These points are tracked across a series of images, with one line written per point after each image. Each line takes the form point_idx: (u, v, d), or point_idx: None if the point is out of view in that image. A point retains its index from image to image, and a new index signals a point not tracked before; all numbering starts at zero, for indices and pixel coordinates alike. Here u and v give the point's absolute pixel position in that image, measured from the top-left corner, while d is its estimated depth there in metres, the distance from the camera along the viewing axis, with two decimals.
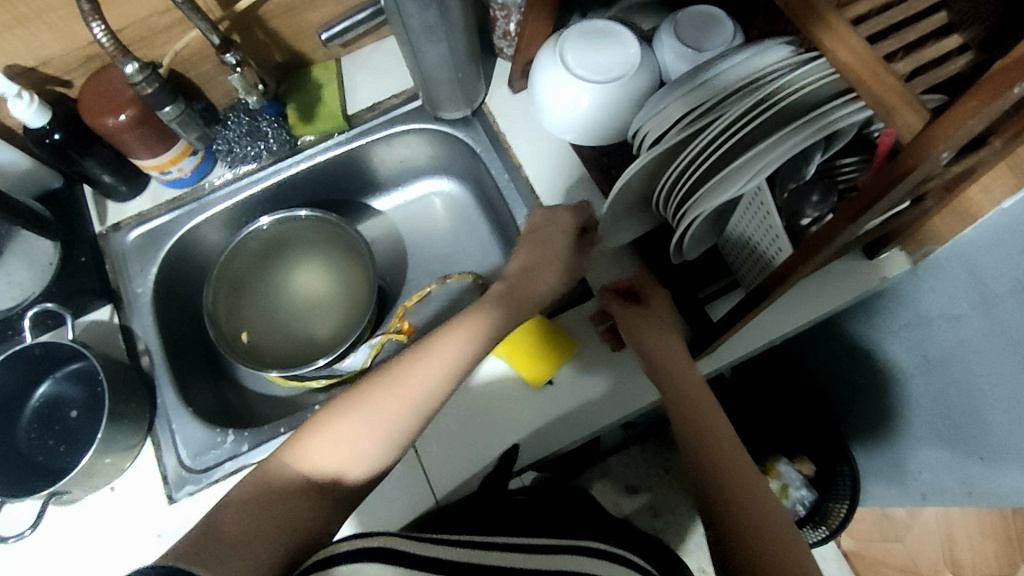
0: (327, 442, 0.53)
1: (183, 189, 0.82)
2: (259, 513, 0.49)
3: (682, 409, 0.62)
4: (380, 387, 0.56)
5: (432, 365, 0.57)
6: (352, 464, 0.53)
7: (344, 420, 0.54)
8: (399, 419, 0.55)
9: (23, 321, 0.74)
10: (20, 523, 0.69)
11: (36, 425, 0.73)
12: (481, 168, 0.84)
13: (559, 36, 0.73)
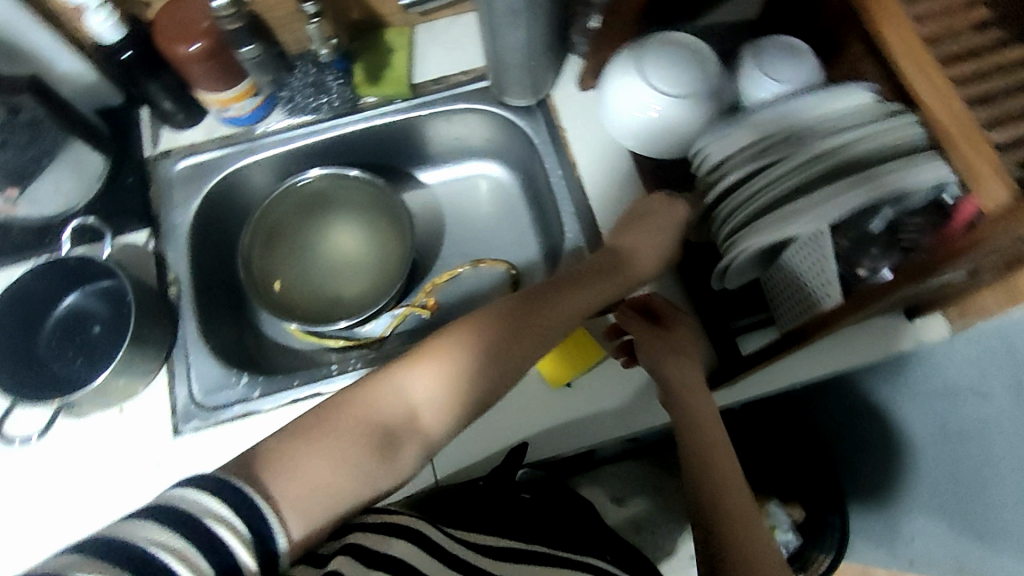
0: (414, 392, 0.53)
1: (239, 128, 0.81)
2: (306, 464, 0.48)
3: (695, 437, 0.62)
4: (475, 343, 0.55)
5: (533, 332, 0.58)
6: (433, 418, 0.53)
7: (422, 375, 0.53)
8: (439, 392, 0.53)
9: (62, 231, 0.75)
10: (29, 427, 0.70)
11: (57, 334, 0.74)
12: (536, 161, 0.83)
13: (638, 44, 0.72)
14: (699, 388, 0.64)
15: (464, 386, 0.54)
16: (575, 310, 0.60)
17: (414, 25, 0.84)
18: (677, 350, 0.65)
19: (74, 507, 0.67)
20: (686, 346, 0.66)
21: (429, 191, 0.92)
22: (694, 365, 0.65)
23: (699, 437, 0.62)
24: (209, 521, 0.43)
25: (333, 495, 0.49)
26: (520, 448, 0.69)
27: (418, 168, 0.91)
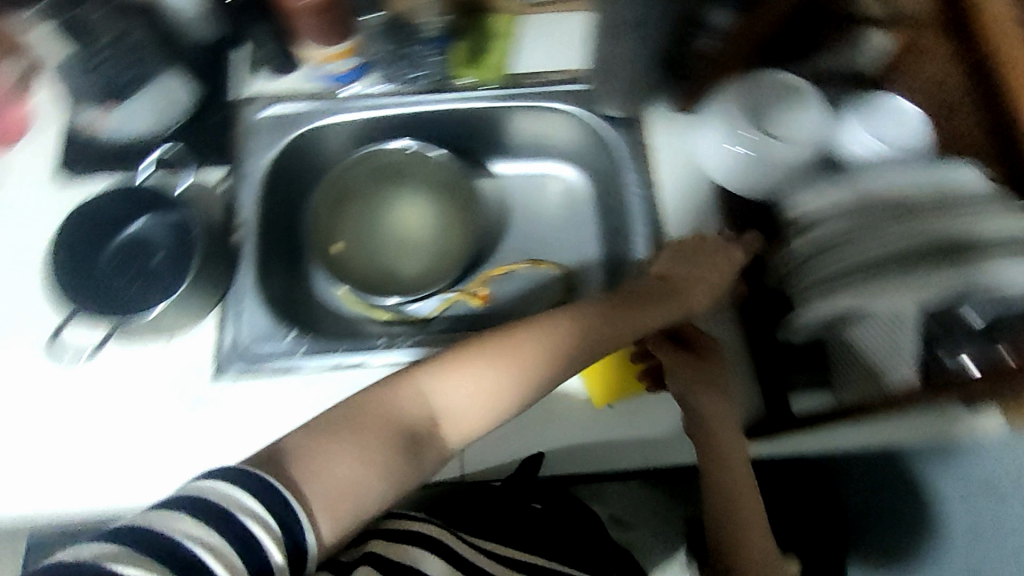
0: (440, 397, 0.55)
1: (328, 86, 0.82)
2: (330, 459, 0.49)
3: (721, 484, 0.64)
4: (503, 353, 0.57)
5: (561, 349, 0.59)
6: (458, 422, 0.55)
7: (448, 381, 0.56)
8: (477, 398, 0.56)
9: (145, 157, 0.76)
10: (79, 345, 0.71)
11: (119, 257, 0.73)
12: (615, 174, 0.82)
13: (732, 87, 0.73)
14: (731, 429, 0.63)
15: (505, 399, 0.56)
16: (601, 333, 0.61)
17: (519, 14, 0.85)
18: (708, 386, 0.64)
19: (107, 427, 0.68)
20: (718, 383, 0.64)
21: (501, 184, 0.90)
22: (728, 405, 0.64)
23: (722, 485, 0.64)
24: (231, 508, 0.44)
25: (361, 491, 0.50)
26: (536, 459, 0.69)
27: (495, 160, 0.90)
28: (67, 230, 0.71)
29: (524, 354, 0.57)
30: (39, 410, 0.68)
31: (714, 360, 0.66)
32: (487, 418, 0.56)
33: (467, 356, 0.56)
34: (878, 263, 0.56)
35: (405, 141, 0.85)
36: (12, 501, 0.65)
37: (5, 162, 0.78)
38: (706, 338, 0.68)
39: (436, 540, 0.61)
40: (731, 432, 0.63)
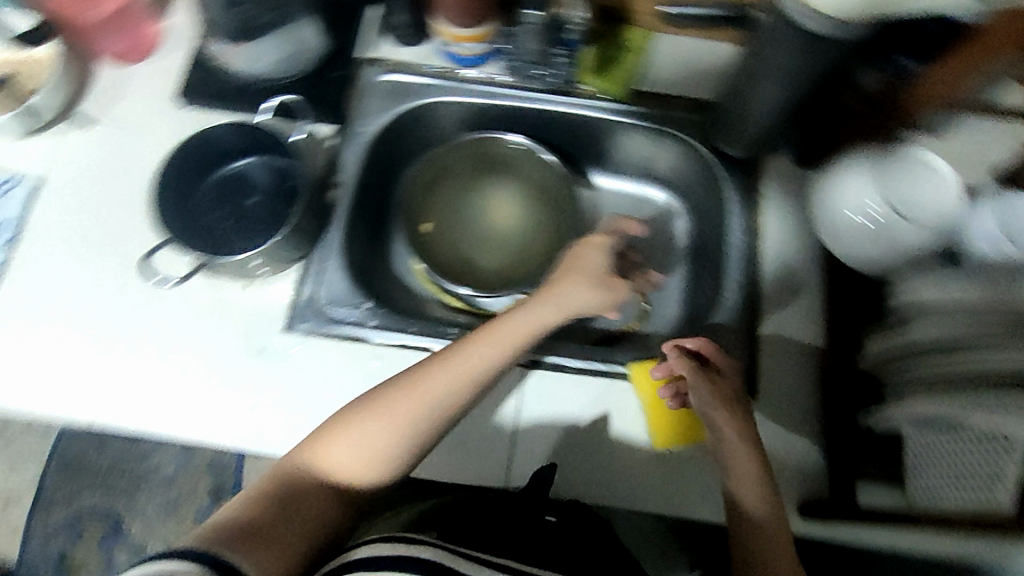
0: (335, 455, 0.58)
1: (452, 64, 0.81)
2: (253, 521, 0.54)
3: (745, 500, 0.61)
4: (382, 405, 0.59)
5: (434, 401, 0.60)
6: (356, 472, 0.59)
7: (335, 442, 0.59)
8: (385, 439, 0.58)
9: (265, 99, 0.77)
10: (167, 268, 0.73)
11: (217, 190, 0.76)
12: (718, 211, 0.80)
13: (853, 162, 0.70)
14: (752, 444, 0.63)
15: (416, 426, 0.59)
16: (477, 383, 0.61)
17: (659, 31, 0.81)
18: (724, 403, 0.65)
19: (178, 355, 0.69)
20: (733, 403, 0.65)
21: (599, 197, 0.88)
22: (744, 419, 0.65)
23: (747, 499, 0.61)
24: None
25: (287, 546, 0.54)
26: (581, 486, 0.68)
27: (597, 172, 0.88)
28: (172, 157, 0.71)
29: (412, 397, 0.59)
30: (116, 323, 0.71)
31: (727, 377, 0.67)
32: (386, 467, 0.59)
33: (353, 411, 0.59)
34: (969, 379, 0.50)
35: (519, 139, 0.81)
36: (81, 403, 0.67)
37: (133, 76, 0.81)
38: (725, 357, 0.68)
39: (432, 560, 0.46)
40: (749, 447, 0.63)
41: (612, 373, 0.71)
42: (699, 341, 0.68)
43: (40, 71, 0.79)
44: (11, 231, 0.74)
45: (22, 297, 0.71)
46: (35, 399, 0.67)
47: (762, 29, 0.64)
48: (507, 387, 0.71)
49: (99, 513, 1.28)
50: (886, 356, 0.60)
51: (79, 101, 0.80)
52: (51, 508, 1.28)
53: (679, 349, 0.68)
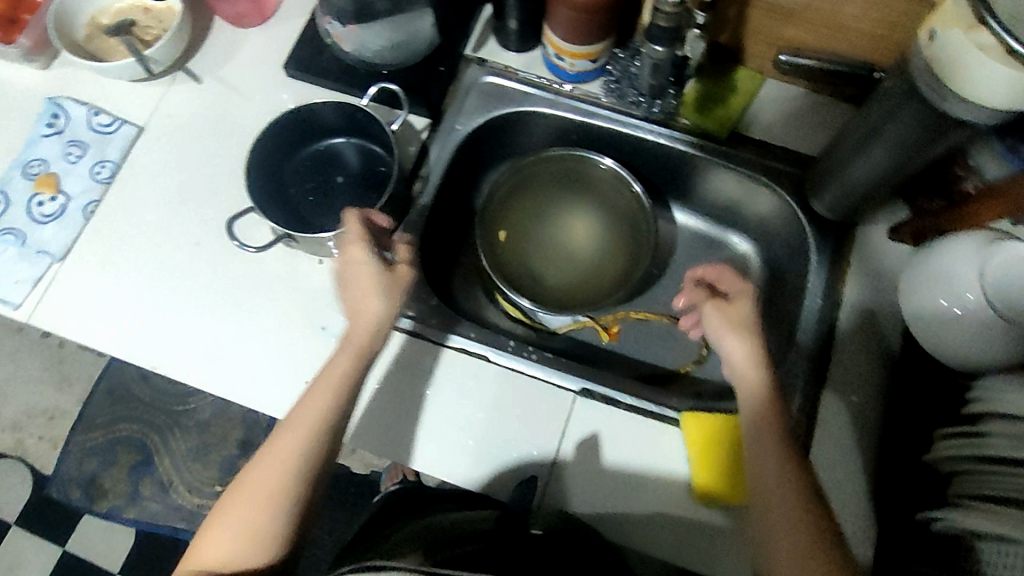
0: (217, 548, 0.58)
1: (554, 77, 0.80)
2: None
3: (751, 442, 0.61)
4: (239, 493, 0.59)
5: (278, 463, 0.59)
6: (237, 554, 0.57)
7: (212, 537, 0.58)
8: (263, 515, 0.58)
9: (367, 84, 0.78)
10: (248, 232, 0.75)
11: (307, 164, 0.78)
12: (799, 270, 0.78)
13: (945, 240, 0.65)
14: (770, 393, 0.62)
15: (285, 492, 0.59)
16: (313, 431, 0.60)
17: (765, 75, 0.79)
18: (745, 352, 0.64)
19: (244, 317, 0.73)
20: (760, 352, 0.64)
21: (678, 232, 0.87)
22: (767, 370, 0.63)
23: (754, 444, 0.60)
24: None
25: None
26: (618, 524, 0.66)
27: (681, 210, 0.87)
28: (276, 122, 0.73)
29: (267, 476, 0.59)
30: (199, 278, 0.74)
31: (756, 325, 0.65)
32: (263, 532, 0.58)
33: (220, 509, 0.59)
34: None
35: (610, 162, 0.80)
36: (148, 346, 0.72)
37: (246, 39, 0.83)
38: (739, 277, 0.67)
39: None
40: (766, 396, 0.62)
41: (660, 416, 0.69)
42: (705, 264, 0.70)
43: (159, 19, 0.82)
44: (110, 170, 0.78)
45: (113, 236, 0.76)
46: (114, 334, 0.73)
47: (883, 96, 0.60)
48: (553, 410, 0.70)
49: (134, 444, 1.32)
50: (954, 458, 0.57)
51: (193, 55, 0.82)
52: (92, 428, 1.34)
53: (698, 278, 0.69)
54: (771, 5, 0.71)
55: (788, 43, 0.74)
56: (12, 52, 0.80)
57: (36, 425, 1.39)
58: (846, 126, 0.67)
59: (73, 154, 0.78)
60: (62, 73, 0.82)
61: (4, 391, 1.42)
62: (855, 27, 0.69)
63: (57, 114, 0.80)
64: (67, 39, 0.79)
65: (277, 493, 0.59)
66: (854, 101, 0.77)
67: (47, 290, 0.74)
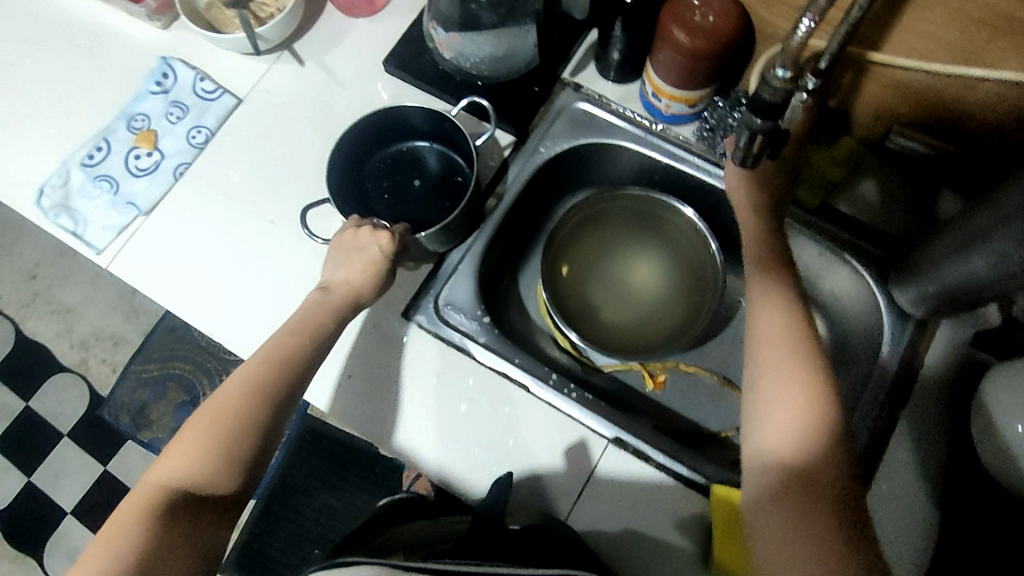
0: (185, 462, 0.58)
1: (647, 114, 0.78)
2: (134, 537, 0.54)
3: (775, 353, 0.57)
4: (213, 412, 0.61)
5: (240, 390, 0.62)
6: (201, 470, 0.58)
7: (181, 452, 0.59)
8: (235, 432, 0.60)
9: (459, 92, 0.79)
10: (322, 221, 0.78)
11: (389, 162, 0.79)
12: (865, 357, 0.73)
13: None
14: (819, 387, 0.54)
15: (261, 414, 0.61)
16: (274, 362, 0.63)
17: (872, 148, 0.75)
18: (793, 346, 0.57)
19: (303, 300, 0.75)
20: (806, 348, 0.57)
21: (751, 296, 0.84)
22: (818, 367, 0.56)
23: (789, 449, 0.53)
24: None
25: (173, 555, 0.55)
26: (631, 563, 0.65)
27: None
28: (368, 119, 0.74)
29: (242, 396, 0.61)
30: (268, 255, 0.77)
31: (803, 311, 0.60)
32: (229, 460, 0.59)
33: (192, 425, 0.61)
34: None
35: (689, 211, 0.77)
36: (210, 310, 0.76)
37: (353, 28, 0.85)
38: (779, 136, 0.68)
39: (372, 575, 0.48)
40: (813, 401, 0.54)
41: (688, 480, 0.67)
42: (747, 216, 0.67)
43: None
44: (204, 137, 0.81)
45: (196, 198, 0.80)
46: (180, 294, 0.76)
47: (999, 203, 0.55)
48: (581, 451, 0.69)
49: (184, 384, 1.38)
50: None
51: (301, 36, 0.85)
52: (149, 360, 1.41)
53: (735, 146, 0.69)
54: (890, 79, 0.66)
55: (903, 120, 0.70)
56: (138, 10, 0.84)
57: (101, 348, 1.48)
58: (951, 223, 0.62)
59: (174, 116, 0.82)
60: (179, 35, 0.86)
61: (79, 311, 1.51)
62: (981, 115, 0.64)
63: (167, 74, 0.83)
64: (188, 4, 0.83)
65: (241, 423, 0.60)
66: (965, 192, 0.72)
67: (129, 240, 0.78)
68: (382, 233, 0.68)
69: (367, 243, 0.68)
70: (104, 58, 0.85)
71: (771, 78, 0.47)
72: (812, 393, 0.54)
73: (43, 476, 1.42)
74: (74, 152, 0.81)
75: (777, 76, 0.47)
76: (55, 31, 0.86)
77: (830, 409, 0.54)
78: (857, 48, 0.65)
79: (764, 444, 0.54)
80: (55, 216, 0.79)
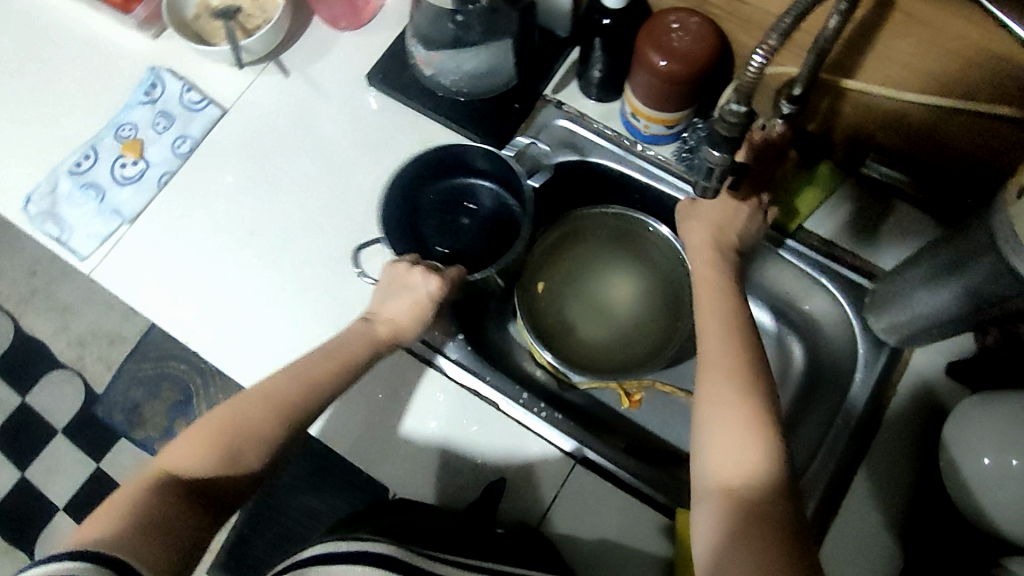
0: (187, 459, 0.58)
1: (627, 133, 0.78)
2: (123, 517, 0.53)
3: (718, 376, 0.57)
4: (231, 417, 0.60)
5: (259, 402, 0.61)
6: (205, 467, 0.58)
7: (189, 445, 0.59)
8: (248, 438, 0.59)
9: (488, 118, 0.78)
10: (302, 234, 0.79)
11: (441, 198, 0.79)
12: (839, 380, 0.73)
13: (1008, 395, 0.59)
14: (761, 417, 0.54)
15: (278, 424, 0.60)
16: (299, 376, 0.63)
17: (850, 173, 0.74)
18: (732, 370, 0.57)
19: (282, 310, 0.76)
20: (745, 371, 0.57)
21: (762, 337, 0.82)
22: (761, 391, 0.56)
23: (730, 474, 0.53)
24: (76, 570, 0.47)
25: (159, 540, 0.53)
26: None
27: (765, 315, 0.82)
28: (426, 155, 0.75)
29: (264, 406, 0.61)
30: (247, 265, 0.78)
31: (752, 336, 0.60)
32: (239, 463, 0.59)
33: (205, 423, 0.60)
34: None
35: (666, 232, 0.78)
36: (188, 320, 0.76)
37: (339, 40, 0.85)
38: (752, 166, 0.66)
39: (388, 555, 0.47)
40: (752, 426, 0.54)
41: (655, 503, 0.68)
42: (700, 245, 0.67)
43: (263, 9, 0.85)
44: (189, 146, 0.82)
45: (180, 206, 0.80)
46: (158, 302, 0.77)
47: (964, 238, 0.55)
48: (548, 469, 0.69)
49: (178, 383, 1.35)
50: None
51: (287, 48, 0.85)
52: (143, 359, 1.39)
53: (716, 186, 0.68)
54: (867, 106, 0.66)
55: (881, 147, 0.70)
56: (128, 20, 0.85)
57: (97, 346, 1.48)
58: (922, 252, 0.62)
59: (161, 125, 0.83)
60: (168, 45, 0.86)
61: (77, 308, 1.52)
62: (956, 144, 0.64)
63: (155, 84, 0.84)
64: (177, 16, 0.84)
65: (257, 432, 0.60)
66: (944, 221, 0.71)
67: (113, 248, 0.79)
68: (432, 278, 0.67)
69: (414, 283, 0.67)
70: (95, 66, 0.86)
71: (727, 112, 0.50)
72: (749, 419, 0.54)
73: (38, 471, 1.44)
74: (63, 160, 0.82)
75: (731, 109, 0.50)
76: (47, 38, 0.87)
77: (771, 434, 0.54)
78: (832, 75, 0.65)
79: (706, 472, 0.54)
80: (42, 222, 0.80)
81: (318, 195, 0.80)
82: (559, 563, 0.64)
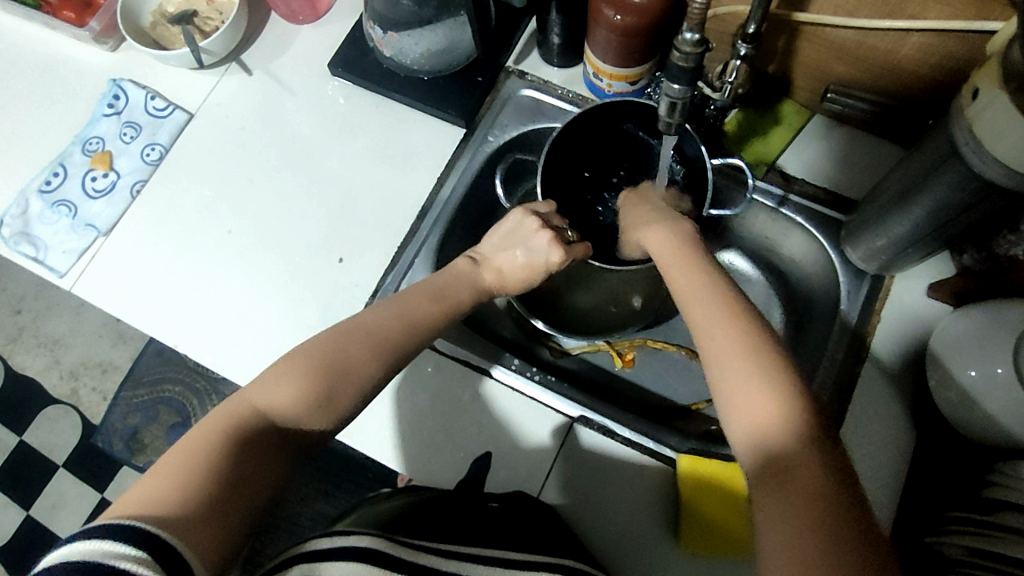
0: (268, 400, 0.55)
1: (593, 96, 0.79)
2: (190, 476, 0.48)
3: (728, 346, 0.52)
4: (325, 358, 0.57)
5: (366, 342, 0.59)
6: (294, 403, 0.55)
7: (271, 382, 0.56)
8: (324, 378, 0.56)
9: (592, 83, 0.77)
10: (278, 226, 0.79)
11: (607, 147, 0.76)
12: (828, 317, 0.73)
13: (986, 308, 0.60)
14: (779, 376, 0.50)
15: (380, 356, 0.59)
16: (399, 316, 0.61)
17: (812, 110, 0.75)
18: (735, 333, 0.52)
19: (264, 309, 0.76)
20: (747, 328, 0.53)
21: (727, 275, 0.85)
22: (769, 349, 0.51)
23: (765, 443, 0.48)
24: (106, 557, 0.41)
25: (224, 504, 0.49)
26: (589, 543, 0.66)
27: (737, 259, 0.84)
28: (620, 104, 0.72)
29: (363, 340, 0.59)
30: (226, 260, 0.78)
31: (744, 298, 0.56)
32: (335, 406, 0.56)
33: (293, 355, 0.57)
34: None
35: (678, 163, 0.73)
36: (171, 325, 0.76)
37: (297, 36, 0.86)
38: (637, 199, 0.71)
39: (372, 550, 0.47)
40: (762, 385, 0.50)
41: (653, 453, 0.68)
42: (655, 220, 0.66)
43: (220, 12, 0.85)
44: (158, 153, 0.82)
45: (158, 211, 0.80)
46: (144, 310, 0.77)
47: (929, 152, 0.56)
48: (545, 430, 0.70)
49: (175, 405, 1.32)
50: (952, 543, 0.54)
51: (246, 48, 0.85)
52: (139, 384, 1.36)
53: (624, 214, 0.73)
54: (823, 41, 0.67)
55: (838, 80, 0.71)
56: (84, 34, 0.85)
57: (91, 376, 1.43)
58: (889, 177, 0.63)
59: (128, 136, 0.83)
60: (127, 56, 0.86)
61: (66, 341, 1.46)
62: (914, 68, 0.65)
63: (118, 96, 0.84)
64: (133, 26, 0.84)
65: (352, 367, 0.57)
66: (904, 143, 0.72)
67: (91, 261, 0.79)
68: (554, 249, 0.67)
69: (537, 246, 0.68)
70: (58, 85, 0.86)
71: (680, 41, 0.51)
72: (764, 382, 0.50)
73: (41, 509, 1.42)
74: (31, 180, 0.82)
75: (685, 39, 0.50)
76: (8, 63, 0.87)
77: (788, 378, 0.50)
78: (784, 10, 0.66)
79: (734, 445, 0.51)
80: (16, 244, 0.79)
81: (291, 187, 0.80)
82: (561, 528, 0.64)
